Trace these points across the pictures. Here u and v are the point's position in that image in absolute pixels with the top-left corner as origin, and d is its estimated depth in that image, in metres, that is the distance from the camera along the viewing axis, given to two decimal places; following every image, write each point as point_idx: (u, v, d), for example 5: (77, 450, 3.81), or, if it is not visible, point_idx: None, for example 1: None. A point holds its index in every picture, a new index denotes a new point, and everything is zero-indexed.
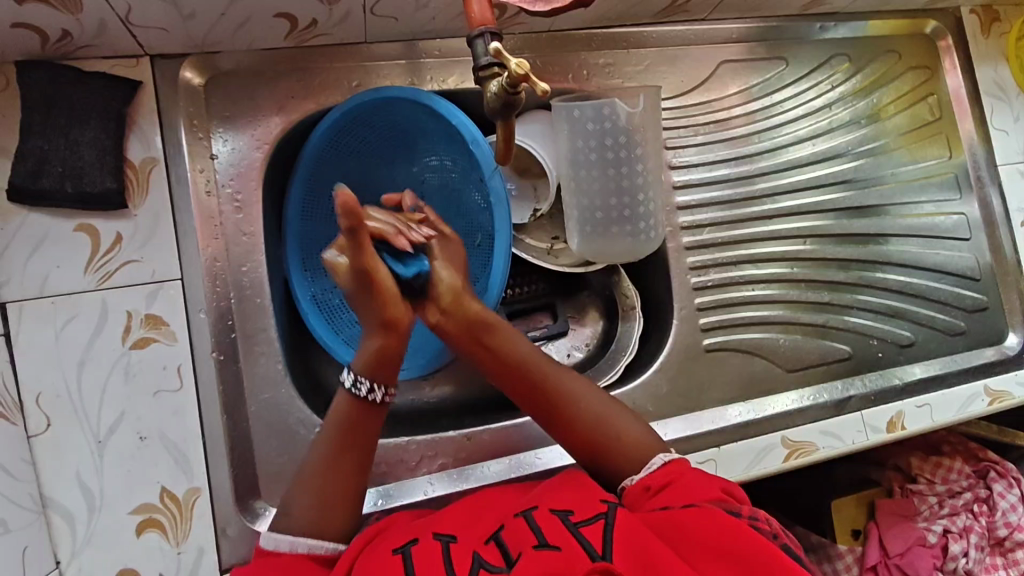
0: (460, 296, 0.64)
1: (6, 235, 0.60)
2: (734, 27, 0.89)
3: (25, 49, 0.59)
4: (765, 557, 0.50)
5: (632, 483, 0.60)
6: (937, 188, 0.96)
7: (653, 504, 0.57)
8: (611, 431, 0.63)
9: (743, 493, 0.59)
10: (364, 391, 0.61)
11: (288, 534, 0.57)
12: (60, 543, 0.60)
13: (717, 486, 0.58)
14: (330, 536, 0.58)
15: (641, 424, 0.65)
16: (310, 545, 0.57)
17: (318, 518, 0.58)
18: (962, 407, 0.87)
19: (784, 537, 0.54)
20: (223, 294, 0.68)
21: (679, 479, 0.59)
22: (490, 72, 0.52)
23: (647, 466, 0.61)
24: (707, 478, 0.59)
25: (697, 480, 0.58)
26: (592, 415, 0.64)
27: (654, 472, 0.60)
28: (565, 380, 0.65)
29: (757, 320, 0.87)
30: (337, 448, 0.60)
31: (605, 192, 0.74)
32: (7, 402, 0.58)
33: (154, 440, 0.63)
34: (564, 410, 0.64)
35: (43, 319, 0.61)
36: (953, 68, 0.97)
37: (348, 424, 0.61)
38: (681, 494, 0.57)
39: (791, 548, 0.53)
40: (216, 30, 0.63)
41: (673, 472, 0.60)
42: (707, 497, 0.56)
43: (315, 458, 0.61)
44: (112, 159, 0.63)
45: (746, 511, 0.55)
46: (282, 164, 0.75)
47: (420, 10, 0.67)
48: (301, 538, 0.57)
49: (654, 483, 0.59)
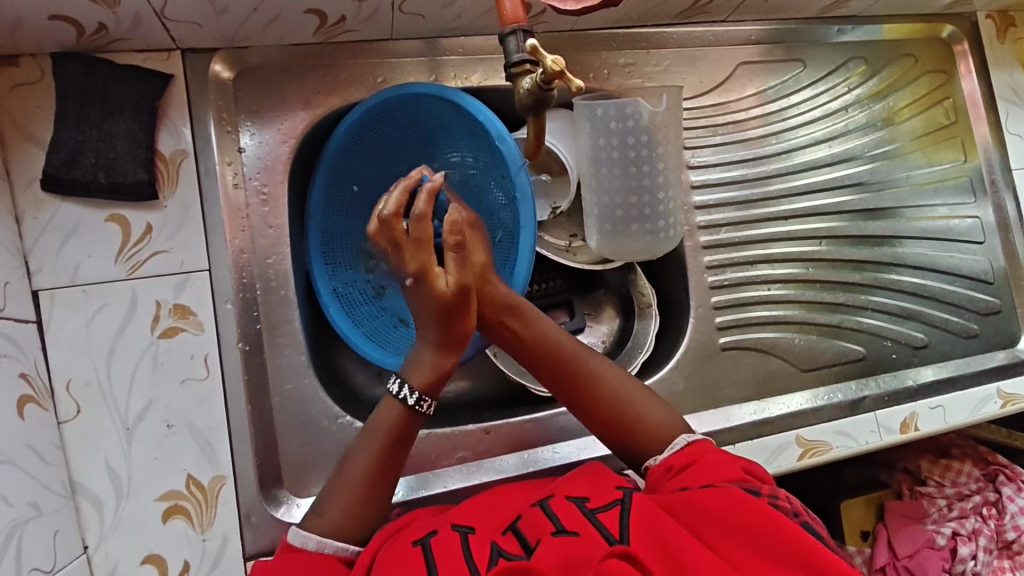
0: (484, 275, 0.66)
1: (40, 223, 0.61)
2: (752, 29, 0.90)
3: (62, 42, 0.60)
4: (780, 530, 0.49)
5: (655, 464, 0.61)
6: (951, 191, 0.96)
7: (672, 486, 0.58)
8: (634, 411, 0.64)
9: (765, 472, 0.59)
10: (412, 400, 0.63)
11: (315, 533, 0.57)
12: (88, 528, 0.61)
13: (737, 466, 0.58)
14: (354, 535, 0.59)
15: (662, 404, 0.66)
16: (337, 547, 0.57)
17: (343, 501, 0.59)
18: (974, 409, 0.88)
19: (805, 514, 0.54)
20: (249, 285, 0.69)
21: (700, 459, 0.60)
22: (523, 68, 0.53)
23: (670, 446, 0.62)
24: (727, 459, 0.59)
25: (717, 462, 0.59)
26: (614, 394, 0.65)
27: (678, 451, 0.61)
28: (590, 361, 0.66)
29: (772, 320, 0.88)
30: (381, 450, 0.61)
31: (626, 190, 0.74)
32: (39, 387, 0.59)
33: (181, 428, 0.64)
34: (591, 391, 0.65)
35: (74, 307, 0.62)
36: (969, 72, 0.98)
37: (388, 436, 0.62)
38: (701, 475, 0.58)
39: (812, 525, 0.53)
40: (247, 25, 0.64)
41: (695, 453, 0.61)
42: (726, 478, 0.57)
43: (357, 467, 0.61)
44: (144, 151, 0.64)
45: (765, 489, 0.55)
46: (306, 159, 0.76)
47: (446, 8, 0.68)
48: (326, 537, 0.58)
49: (676, 463, 0.60)
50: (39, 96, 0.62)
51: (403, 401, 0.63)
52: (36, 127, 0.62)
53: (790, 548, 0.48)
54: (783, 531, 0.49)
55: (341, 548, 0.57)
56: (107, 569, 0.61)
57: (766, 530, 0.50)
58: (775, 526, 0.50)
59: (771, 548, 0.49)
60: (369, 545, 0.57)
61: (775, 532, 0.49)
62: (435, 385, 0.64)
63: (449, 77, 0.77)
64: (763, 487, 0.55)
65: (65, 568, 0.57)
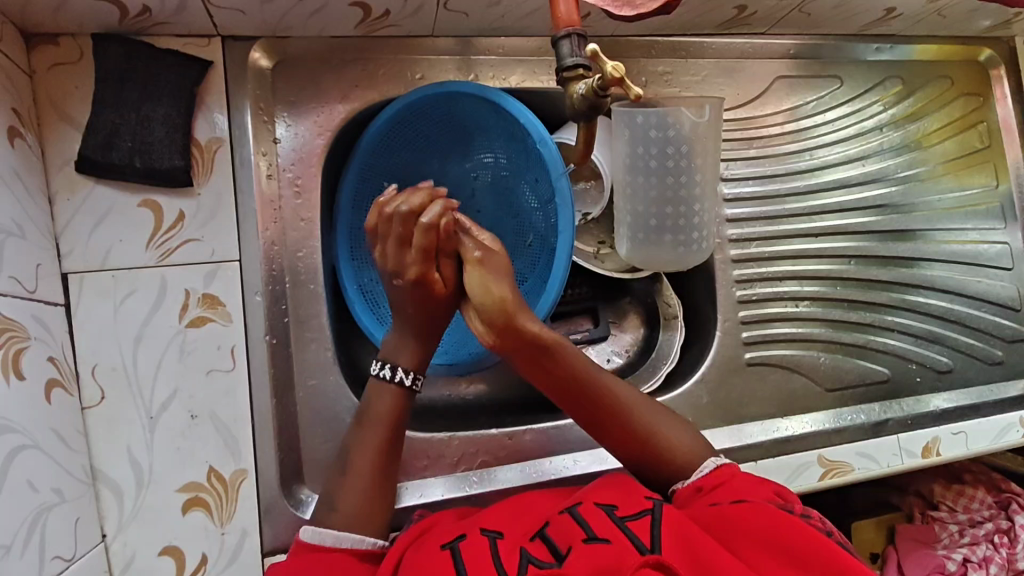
0: (516, 314, 0.57)
1: (73, 205, 0.61)
2: (791, 43, 0.89)
3: (104, 23, 0.60)
4: (813, 544, 0.49)
5: (681, 487, 0.60)
6: (981, 217, 0.96)
7: (701, 501, 0.57)
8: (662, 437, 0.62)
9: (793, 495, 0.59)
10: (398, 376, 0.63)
11: (334, 530, 0.57)
12: (107, 517, 0.60)
13: (769, 488, 0.58)
14: (370, 529, 0.59)
15: (684, 425, 0.64)
16: (354, 541, 0.57)
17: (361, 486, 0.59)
18: (997, 437, 0.86)
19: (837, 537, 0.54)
20: (278, 278, 0.68)
21: (729, 480, 0.59)
22: (575, 73, 0.54)
23: (699, 469, 0.61)
24: (758, 482, 0.59)
25: (747, 482, 0.59)
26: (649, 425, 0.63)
27: (706, 476, 0.60)
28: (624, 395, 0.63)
29: (797, 337, 0.87)
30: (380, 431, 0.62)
31: (662, 200, 0.74)
32: (65, 370, 0.58)
33: (205, 418, 0.63)
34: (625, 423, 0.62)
35: (103, 292, 0.61)
36: (1004, 97, 0.97)
37: (392, 415, 0.63)
38: (730, 492, 0.57)
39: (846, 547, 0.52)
40: (291, 15, 0.63)
41: (725, 475, 0.60)
42: (758, 497, 0.56)
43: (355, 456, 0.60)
44: (180, 137, 0.63)
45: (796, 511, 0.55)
46: (340, 152, 0.75)
47: (491, 7, 0.67)
48: (344, 532, 0.57)
49: (705, 483, 0.59)
50: (77, 77, 0.61)
51: (399, 382, 0.63)
52: (73, 107, 0.61)
53: (826, 563, 0.47)
54: (816, 541, 0.49)
55: (358, 541, 0.57)
56: (123, 559, 0.60)
57: (800, 543, 0.49)
58: (808, 540, 0.49)
59: (800, 556, 0.48)
60: (394, 547, 0.56)
61: (812, 547, 0.48)
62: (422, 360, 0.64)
63: (487, 77, 0.76)
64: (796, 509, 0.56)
65: (85, 557, 0.56)
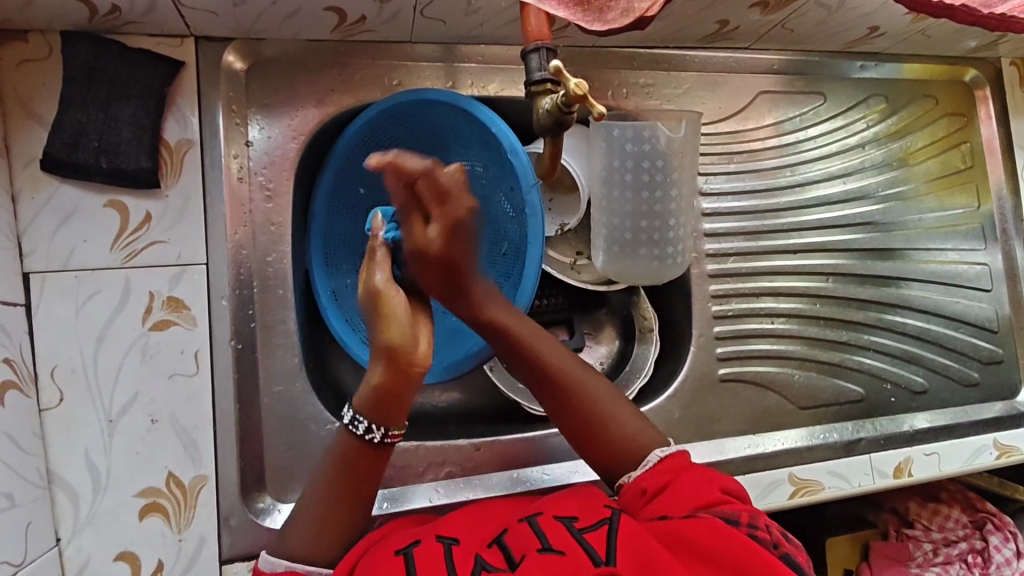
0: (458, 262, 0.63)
1: (37, 204, 0.60)
2: (775, 58, 0.89)
3: (73, 20, 0.59)
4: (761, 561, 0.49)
5: (628, 482, 0.61)
6: (962, 238, 0.95)
7: (650, 507, 0.58)
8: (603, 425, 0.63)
9: (741, 492, 0.59)
10: (361, 430, 0.56)
11: (284, 558, 0.55)
12: (61, 520, 0.59)
13: (715, 487, 0.58)
14: (331, 553, 0.56)
15: (641, 420, 0.65)
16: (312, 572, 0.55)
17: (314, 533, 0.56)
18: (970, 458, 0.86)
19: (785, 545, 0.53)
20: (246, 282, 0.67)
21: (675, 479, 0.59)
22: (542, 88, 0.55)
23: (645, 462, 0.62)
24: (704, 480, 0.58)
25: (693, 482, 0.58)
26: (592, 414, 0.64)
27: (651, 470, 0.60)
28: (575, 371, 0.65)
29: (773, 353, 0.87)
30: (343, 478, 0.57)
31: (636, 214, 0.73)
32: (23, 373, 0.57)
33: (166, 423, 0.62)
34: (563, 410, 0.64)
35: (66, 292, 0.60)
36: (987, 118, 0.97)
37: (342, 461, 0.57)
38: (675, 498, 0.57)
39: (793, 558, 0.52)
40: (264, 18, 0.63)
41: (668, 472, 0.60)
42: (704, 502, 0.56)
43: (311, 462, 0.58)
44: (149, 137, 0.63)
45: (745, 518, 0.54)
46: (315, 156, 0.74)
47: (469, 15, 0.67)
48: (296, 562, 0.55)
49: (650, 486, 0.59)
50: (44, 74, 0.60)
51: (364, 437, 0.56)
52: (39, 104, 0.60)
53: None
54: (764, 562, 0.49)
55: (313, 570, 0.55)
56: (78, 563, 0.59)
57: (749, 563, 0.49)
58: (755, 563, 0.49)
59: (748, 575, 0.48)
60: (352, 552, 0.56)
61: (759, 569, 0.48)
62: (379, 410, 0.56)
63: (466, 85, 0.75)
64: (743, 517, 0.54)
65: (36, 561, 0.55)
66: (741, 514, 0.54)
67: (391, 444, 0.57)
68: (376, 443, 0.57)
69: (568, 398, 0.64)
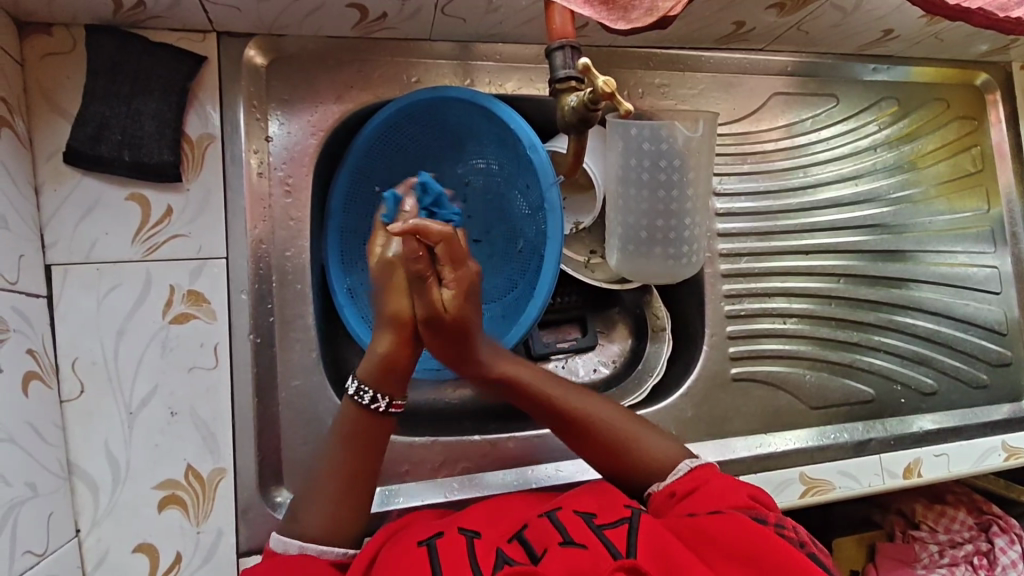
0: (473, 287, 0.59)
1: (59, 197, 0.60)
2: (788, 60, 0.89)
3: (98, 14, 0.59)
4: (787, 556, 0.49)
5: (658, 490, 0.61)
6: (972, 240, 0.96)
7: (678, 507, 0.58)
8: (628, 444, 0.63)
9: (770, 499, 0.59)
10: (366, 399, 0.59)
11: (298, 539, 0.56)
12: (81, 512, 0.59)
13: (743, 492, 0.58)
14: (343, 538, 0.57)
15: (658, 431, 0.65)
16: (321, 549, 0.56)
17: (333, 515, 0.57)
18: (978, 460, 0.86)
19: (812, 545, 0.53)
20: (265, 276, 0.68)
21: (705, 484, 0.59)
22: (568, 86, 0.56)
23: (675, 471, 0.62)
24: (732, 485, 0.59)
25: (721, 487, 0.58)
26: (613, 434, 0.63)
27: (681, 478, 0.61)
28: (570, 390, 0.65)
29: (784, 354, 0.87)
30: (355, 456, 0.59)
31: (653, 213, 0.73)
32: (45, 364, 0.58)
33: (185, 416, 0.62)
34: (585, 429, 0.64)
35: (87, 285, 0.60)
36: (998, 121, 0.98)
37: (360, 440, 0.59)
38: (703, 500, 0.57)
39: (819, 557, 0.52)
40: (287, 13, 0.63)
41: (698, 478, 0.60)
42: (732, 502, 0.56)
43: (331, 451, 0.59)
44: (171, 132, 0.63)
45: (772, 518, 0.54)
46: (332, 153, 0.75)
47: (489, 13, 0.67)
48: (310, 542, 0.56)
49: (680, 489, 0.60)
50: (69, 67, 0.61)
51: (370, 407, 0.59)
52: (63, 98, 0.60)
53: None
54: (788, 555, 0.49)
55: (326, 551, 0.56)
56: (97, 555, 0.60)
57: (771, 556, 0.49)
58: (786, 556, 0.49)
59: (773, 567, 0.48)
60: (372, 542, 0.57)
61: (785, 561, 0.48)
62: (394, 385, 0.59)
63: (483, 83, 0.76)
64: (770, 518, 0.54)
65: (56, 552, 0.55)
66: (769, 514, 0.54)
67: (392, 413, 0.60)
68: (381, 412, 0.59)
69: (579, 423, 0.64)
